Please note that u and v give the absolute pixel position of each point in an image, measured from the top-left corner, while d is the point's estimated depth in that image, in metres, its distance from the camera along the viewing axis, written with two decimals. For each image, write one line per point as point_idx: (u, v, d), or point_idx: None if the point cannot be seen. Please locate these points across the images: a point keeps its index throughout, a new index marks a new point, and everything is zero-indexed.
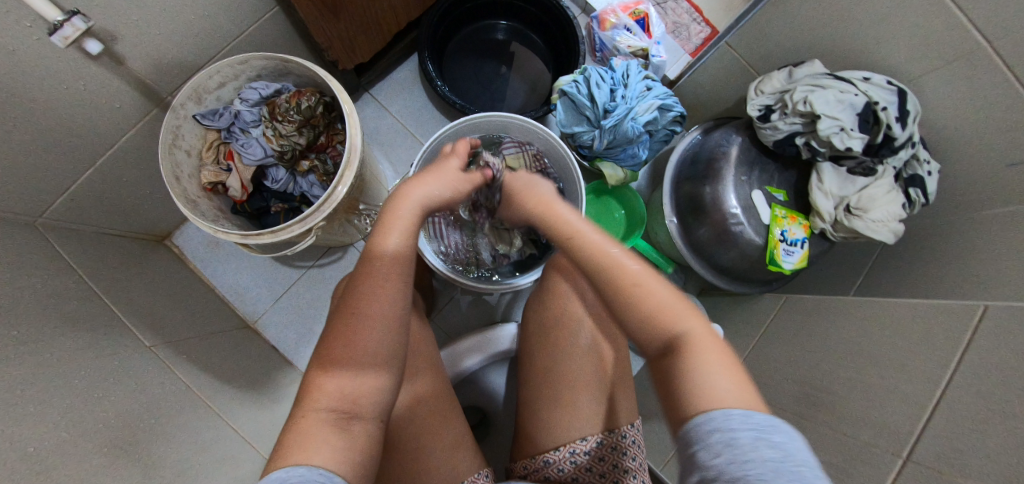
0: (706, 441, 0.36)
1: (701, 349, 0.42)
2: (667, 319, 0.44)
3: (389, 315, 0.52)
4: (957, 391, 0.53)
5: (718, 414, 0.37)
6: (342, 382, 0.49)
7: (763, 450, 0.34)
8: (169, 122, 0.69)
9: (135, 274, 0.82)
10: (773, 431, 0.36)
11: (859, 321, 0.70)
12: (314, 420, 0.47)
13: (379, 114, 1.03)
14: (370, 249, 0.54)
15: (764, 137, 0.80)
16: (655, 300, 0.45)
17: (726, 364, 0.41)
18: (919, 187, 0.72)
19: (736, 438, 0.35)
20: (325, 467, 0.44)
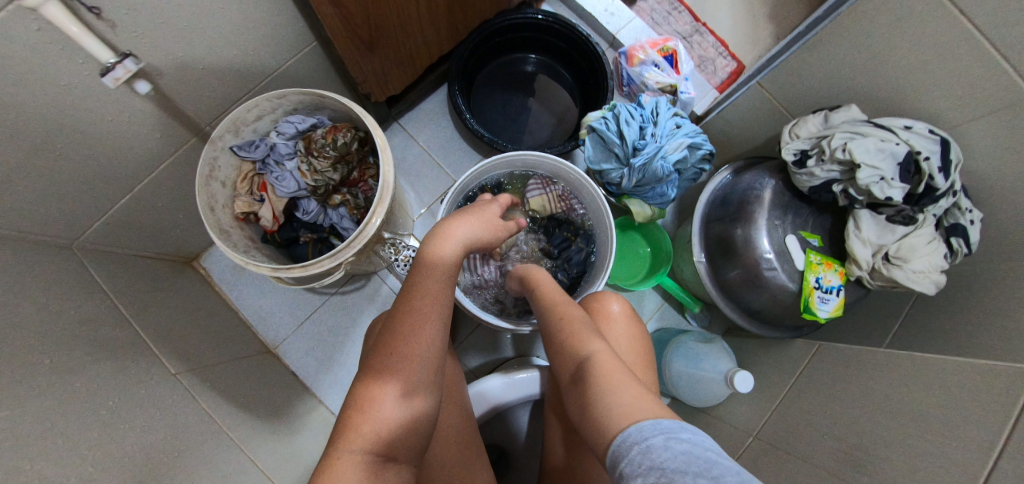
0: (631, 457, 0.43)
1: (609, 373, 0.52)
2: (576, 345, 0.57)
3: (429, 364, 0.51)
4: (1003, 472, 0.49)
5: (634, 428, 0.44)
6: (381, 424, 0.47)
7: (672, 445, 0.41)
8: (207, 154, 0.70)
9: (163, 298, 0.85)
10: (681, 430, 0.43)
11: (895, 379, 0.65)
12: (349, 463, 0.44)
13: (407, 144, 1.05)
14: (423, 257, 0.56)
15: (798, 183, 0.75)
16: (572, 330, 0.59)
17: (623, 378, 0.51)
18: (961, 237, 0.68)
19: (651, 444, 0.42)
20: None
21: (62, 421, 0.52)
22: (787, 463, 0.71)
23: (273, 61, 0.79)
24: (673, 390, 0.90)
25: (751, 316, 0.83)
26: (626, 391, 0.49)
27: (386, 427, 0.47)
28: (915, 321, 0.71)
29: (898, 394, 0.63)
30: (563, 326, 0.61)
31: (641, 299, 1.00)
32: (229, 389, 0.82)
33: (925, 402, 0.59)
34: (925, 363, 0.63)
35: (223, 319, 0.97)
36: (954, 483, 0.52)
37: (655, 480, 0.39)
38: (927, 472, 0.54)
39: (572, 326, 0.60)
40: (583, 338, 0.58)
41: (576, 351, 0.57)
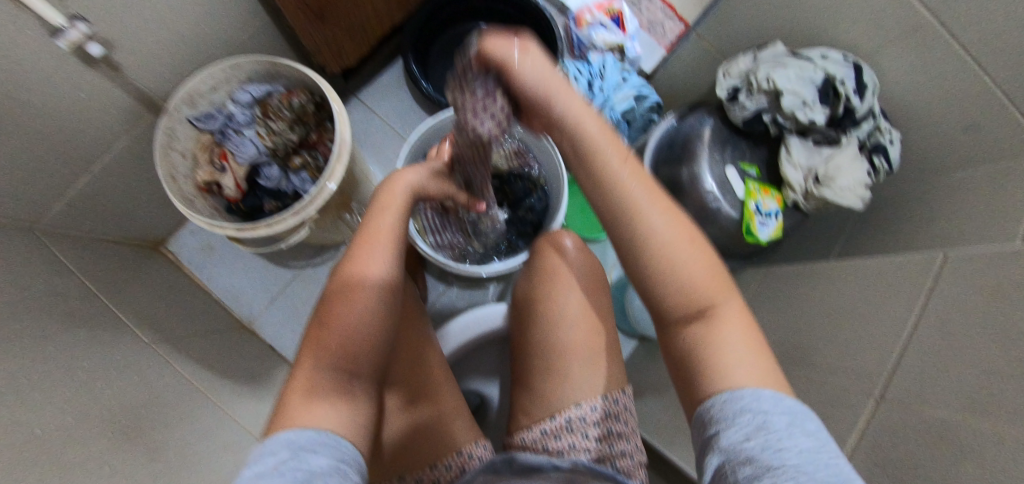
0: (737, 421, 0.38)
1: (727, 324, 0.42)
2: (699, 287, 0.42)
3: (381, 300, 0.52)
4: (915, 341, 0.55)
5: (750, 393, 0.39)
6: (344, 343, 0.49)
7: (797, 438, 0.36)
8: (164, 125, 0.72)
9: (133, 278, 0.86)
10: (806, 420, 0.38)
11: (828, 283, 0.71)
12: (314, 381, 0.46)
13: (367, 116, 1.07)
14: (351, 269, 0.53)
15: (733, 118, 0.80)
16: (701, 269, 0.42)
17: (751, 338, 0.43)
18: (882, 155, 0.73)
19: (770, 423, 0.37)
20: (332, 430, 0.44)
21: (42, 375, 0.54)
22: None
23: (223, 32, 0.80)
24: (637, 326, 0.96)
25: None
26: (753, 357, 0.42)
27: (346, 345, 0.49)
28: (860, 234, 0.79)
29: (834, 297, 0.69)
30: (684, 257, 0.41)
31: (604, 249, 1.05)
32: (208, 360, 0.84)
33: (857, 299, 0.65)
34: (852, 267, 0.69)
35: (196, 298, 0.98)
36: (876, 357, 0.58)
37: (768, 463, 0.35)
38: (856, 355, 0.60)
39: (698, 263, 0.42)
40: (715, 282, 0.43)
41: (700, 296, 0.42)
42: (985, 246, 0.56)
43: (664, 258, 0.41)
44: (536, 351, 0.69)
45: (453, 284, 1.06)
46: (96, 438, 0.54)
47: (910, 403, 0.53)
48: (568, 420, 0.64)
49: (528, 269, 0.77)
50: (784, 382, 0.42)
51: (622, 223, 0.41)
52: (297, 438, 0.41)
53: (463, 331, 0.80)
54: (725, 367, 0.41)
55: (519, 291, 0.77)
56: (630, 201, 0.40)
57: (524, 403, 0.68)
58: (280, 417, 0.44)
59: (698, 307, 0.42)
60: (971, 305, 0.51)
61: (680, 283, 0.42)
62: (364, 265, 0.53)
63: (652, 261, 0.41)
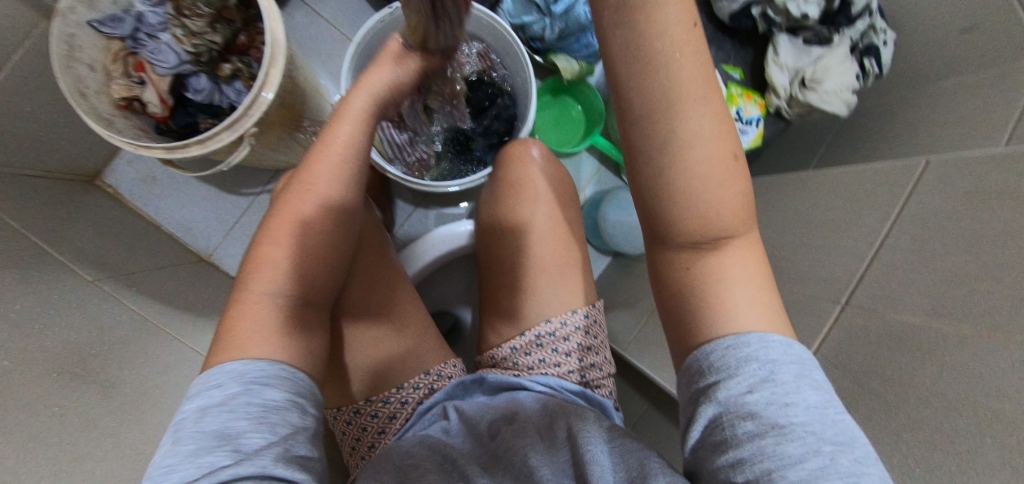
0: (740, 372, 0.38)
1: (739, 261, 0.40)
2: (725, 218, 0.38)
3: (328, 223, 0.49)
4: (890, 251, 0.54)
5: (756, 339, 0.39)
6: (287, 269, 0.46)
7: (804, 392, 0.37)
8: (58, 29, 0.60)
9: (67, 209, 0.78)
10: (812, 371, 0.39)
11: (806, 195, 0.69)
12: (257, 308, 0.44)
13: (310, 19, 0.94)
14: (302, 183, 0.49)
15: (719, 11, 0.74)
16: (732, 194, 0.37)
17: (759, 274, 0.41)
18: (874, 57, 0.66)
19: (777, 375, 0.38)
20: (274, 354, 0.42)
21: None
22: None
23: None
24: (610, 243, 0.94)
25: None
26: (758, 295, 0.41)
27: (292, 269, 0.46)
28: (838, 144, 0.75)
29: (807, 208, 0.67)
30: (715, 179, 0.36)
31: (579, 165, 1.00)
32: (163, 293, 0.79)
33: (829, 209, 0.63)
34: (832, 177, 0.67)
35: (144, 232, 0.91)
36: (849, 268, 0.57)
37: (773, 420, 0.36)
38: (828, 267, 0.60)
39: (727, 189, 0.37)
40: (739, 212, 0.38)
41: (722, 225, 0.38)
42: (971, 151, 0.53)
43: (694, 180, 0.35)
44: (503, 269, 0.69)
45: (422, 204, 1.01)
46: (43, 393, 0.50)
47: (876, 310, 0.53)
48: (537, 336, 0.63)
49: (492, 185, 0.73)
50: (788, 323, 0.42)
51: (654, 130, 0.34)
52: (247, 370, 0.39)
53: (430, 248, 0.77)
54: (732, 305, 0.40)
55: (483, 209, 0.74)
56: (666, 98, 0.33)
57: (494, 322, 0.68)
58: (221, 343, 0.42)
59: (713, 236, 0.38)
60: (951, 212, 0.50)
61: (696, 208, 0.36)
62: (311, 184, 0.49)
63: (676, 185, 0.36)
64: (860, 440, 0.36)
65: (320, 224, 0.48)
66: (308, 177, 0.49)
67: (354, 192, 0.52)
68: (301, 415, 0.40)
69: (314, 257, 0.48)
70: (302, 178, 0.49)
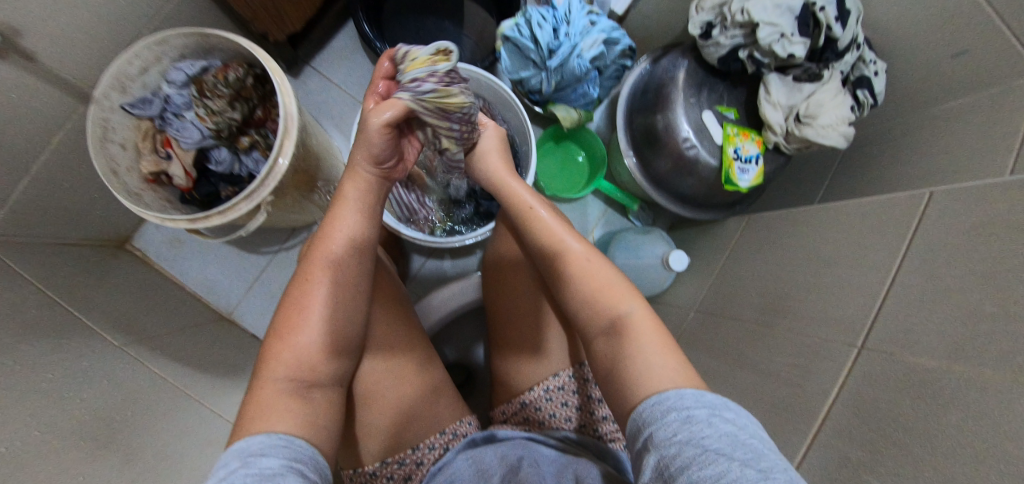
0: (663, 419, 0.37)
1: (634, 330, 0.45)
2: (607, 298, 0.47)
3: (335, 297, 0.48)
4: (901, 288, 0.53)
5: (674, 394, 0.38)
6: (300, 350, 0.46)
7: (718, 425, 0.35)
8: (95, 115, 0.67)
9: (98, 278, 0.82)
10: (725, 409, 0.37)
11: (814, 228, 0.68)
12: (272, 391, 0.44)
13: (324, 87, 1.00)
14: (313, 255, 0.49)
15: (708, 56, 0.74)
16: (598, 280, 0.49)
17: (661, 342, 0.43)
18: (866, 88, 0.68)
19: (693, 415, 0.36)
20: (287, 432, 0.41)
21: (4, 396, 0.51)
22: (721, 325, 0.75)
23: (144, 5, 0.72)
24: None
25: (683, 202, 0.86)
26: (662, 357, 0.42)
27: (302, 348, 0.46)
28: (843, 176, 0.75)
29: (815, 243, 0.67)
30: (583, 272, 0.50)
31: (585, 208, 1.02)
32: (185, 355, 0.82)
33: (838, 244, 0.63)
34: (837, 211, 0.66)
35: (170, 294, 0.94)
36: (860, 304, 0.56)
37: (694, 453, 0.34)
38: (839, 303, 0.58)
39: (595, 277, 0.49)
40: (613, 292, 0.48)
41: (606, 304, 0.47)
42: (972, 183, 0.53)
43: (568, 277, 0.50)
44: (513, 321, 0.68)
45: (432, 255, 1.03)
46: (65, 465, 0.51)
47: (889, 350, 0.51)
48: (546, 389, 0.64)
49: (496, 238, 0.74)
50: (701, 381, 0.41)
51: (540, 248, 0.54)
52: (246, 445, 0.39)
53: (440, 304, 0.78)
54: (636, 366, 0.42)
55: (489, 257, 0.75)
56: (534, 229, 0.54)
57: (506, 377, 0.68)
58: (240, 425, 0.42)
59: (607, 318, 0.46)
60: (961, 246, 0.49)
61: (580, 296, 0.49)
62: (317, 262, 0.48)
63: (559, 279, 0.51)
64: (786, 470, 0.33)
65: (326, 303, 0.47)
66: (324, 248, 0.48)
67: (360, 265, 0.50)
68: (299, 479, 0.38)
69: (323, 333, 0.47)
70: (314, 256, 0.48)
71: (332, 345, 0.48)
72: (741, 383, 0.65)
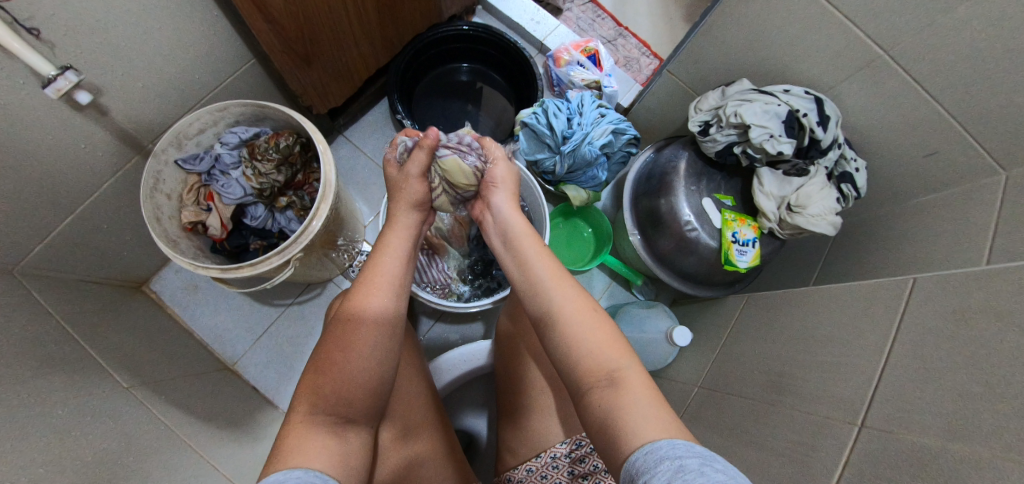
0: (657, 468, 0.39)
1: (629, 385, 0.47)
2: (605, 353, 0.49)
3: (378, 342, 0.52)
4: (898, 363, 0.56)
5: (665, 444, 0.41)
6: (339, 386, 0.49)
7: (709, 473, 0.37)
8: (151, 167, 0.73)
9: (113, 319, 0.83)
10: (715, 460, 0.38)
11: (812, 307, 0.72)
12: (312, 426, 0.47)
13: (352, 155, 1.09)
14: (352, 304, 0.53)
15: (706, 150, 0.83)
16: (598, 335, 0.50)
17: (656, 397, 0.46)
18: (849, 182, 0.76)
19: (685, 464, 0.38)
20: (322, 471, 0.44)
21: (16, 428, 0.52)
22: (725, 402, 0.76)
23: (211, 77, 0.81)
24: None
25: (686, 280, 0.91)
26: (656, 411, 0.44)
27: (339, 388, 0.49)
28: (834, 261, 0.81)
29: (812, 322, 0.70)
30: (585, 326, 0.51)
31: (591, 280, 1.06)
32: (188, 402, 0.81)
33: (834, 325, 0.67)
34: (830, 293, 0.71)
35: (178, 341, 0.94)
36: (860, 381, 0.58)
37: None
38: (840, 381, 0.60)
39: (597, 331, 0.51)
40: (614, 348, 0.49)
41: (604, 359, 0.49)
42: (951, 271, 0.58)
43: (571, 330, 0.51)
44: (520, 388, 0.70)
45: (441, 318, 1.06)
46: None
47: (891, 430, 0.52)
48: (553, 457, 0.65)
49: (509, 304, 0.78)
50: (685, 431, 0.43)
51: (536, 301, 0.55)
52: (285, 479, 0.41)
53: (450, 368, 0.80)
54: (626, 419, 0.44)
55: (501, 327, 0.78)
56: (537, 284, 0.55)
57: (512, 443, 0.69)
58: (277, 458, 0.44)
59: (604, 369, 0.48)
60: (946, 327, 0.53)
61: (582, 348, 0.50)
62: (364, 305, 0.53)
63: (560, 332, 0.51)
64: None
65: (372, 345, 0.52)
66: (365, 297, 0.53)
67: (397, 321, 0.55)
68: None
69: (362, 376, 0.51)
70: (356, 301, 0.53)
71: (364, 388, 0.51)
72: (750, 460, 0.65)
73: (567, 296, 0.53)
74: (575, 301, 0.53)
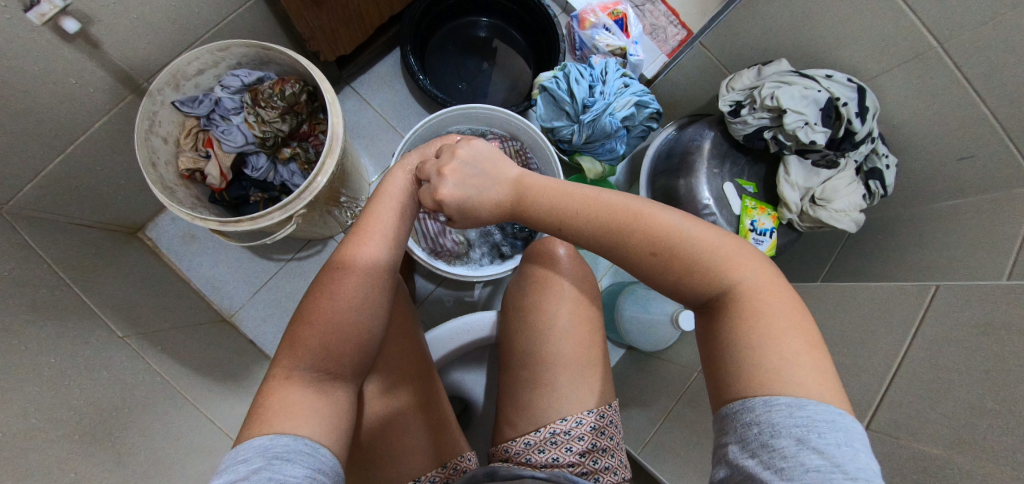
0: (743, 435, 0.37)
1: (747, 302, 0.42)
2: (708, 278, 0.44)
3: (367, 292, 0.50)
4: (909, 371, 0.55)
5: (760, 404, 0.38)
6: (325, 339, 0.46)
7: (805, 456, 0.34)
8: (146, 108, 0.68)
9: (107, 265, 0.80)
10: (822, 430, 0.35)
11: (824, 305, 0.71)
12: (296, 383, 0.44)
13: (360, 108, 1.03)
14: (343, 256, 0.51)
15: (734, 132, 0.79)
16: (695, 256, 0.45)
17: (778, 311, 0.42)
18: (878, 179, 0.73)
19: (777, 439, 0.35)
20: (311, 438, 0.42)
21: (10, 375, 0.50)
22: None
23: (211, 13, 0.75)
24: (627, 337, 0.98)
25: None
26: (782, 333, 0.40)
27: (327, 342, 0.46)
28: (848, 257, 0.80)
29: (823, 321, 0.70)
30: (681, 246, 0.45)
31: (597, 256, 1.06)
32: (183, 353, 0.79)
33: (845, 326, 0.66)
34: (844, 292, 0.70)
35: (174, 290, 0.92)
36: (868, 385, 0.58)
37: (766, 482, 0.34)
38: (848, 384, 0.60)
39: (699, 243, 0.45)
40: (713, 266, 0.44)
41: (704, 283, 0.44)
42: (973, 281, 0.57)
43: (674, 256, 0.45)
44: (526, 360, 0.69)
45: (442, 283, 1.05)
46: (61, 460, 0.49)
47: (897, 436, 0.53)
48: (552, 433, 0.64)
49: (518, 278, 0.75)
50: (821, 356, 0.39)
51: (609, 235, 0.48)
52: (271, 445, 0.39)
53: (451, 338, 0.79)
54: (759, 347, 0.40)
55: (509, 298, 0.76)
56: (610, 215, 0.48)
57: (509, 416, 0.68)
58: (256, 418, 0.42)
59: (706, 296, 0.45)
60: (961, 339, 0.52)
61: (674, 276, 0.46)
62: (354, 253, 0.51)
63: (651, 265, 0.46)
64: None
65: (358, 293, 0.49)
66: (356, 244, 0.51)
67: (388, 278, 0.52)
68: None
69: (350, 333, 0.48)
70: (346, 250, 0.51)
71: (352, 348, 0.48)
72: None
73: (650, 218, 0.47)
74: (652, 225, 0.46)
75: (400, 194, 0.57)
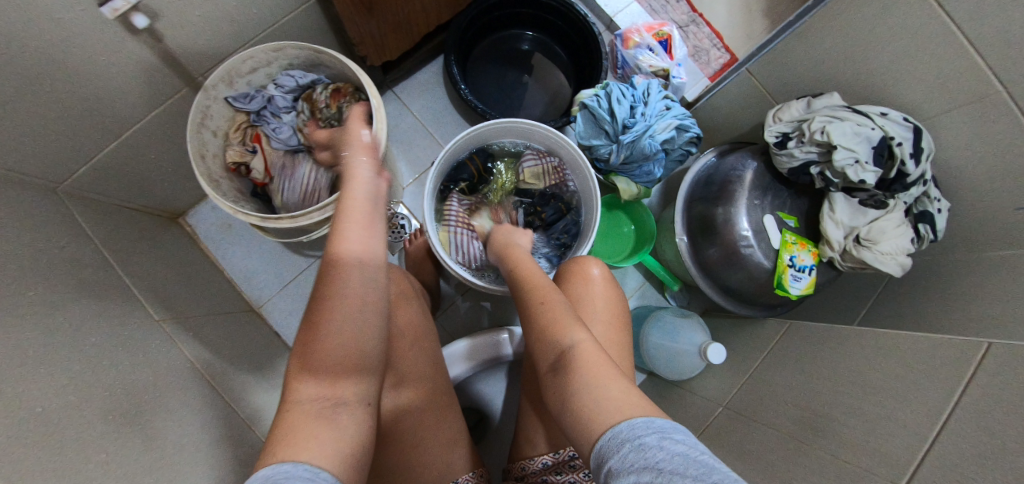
0: (622, 452, 0.38)
1: (586, 356, 0.48)
2: (556, 334, 0.52)
3: (360, 305, 0.47)
4: (955, 430, 0.52)
5: (625, 425, 0.40)
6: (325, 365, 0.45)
7: (668, 446, 0.36)
8: (199, 102, 0.71)
9: (149, 250, 0.83)
10: (674, 431, 0.38)
11: (863, 349, 0.68)
12: (297, 414, 0.43)
13: (400, 113, 1.05)
14: (330, 251, 0.48)
15: (779, 164, 0.78)
16: (551, 318, 0.55)
17: (611, 372, 0.46)
18: (928, 223, 0.70)
19: (644, 441, 0.37)
20: (314, 463, 0.39)
21: (52, 352, 0.52)
22: (753, 431, 0.75)
23: (269, 14, 0.77)
24: (649, 363, 0.96)
25: (729, 295, 0.86)
26: (615, 384, 0.45)
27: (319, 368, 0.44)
28: (889, 300, 0.77)
29: (861, 366, 0.67)
30: (542, 309, 0.56)
31: (624, 276, 1.06)
32: (213, 341, 0.81)
33: (887, 374, 0.63)
34: (885, 338, 0.67)
35: (208, 277, 0.95)
36: (908, 440, 0.56)
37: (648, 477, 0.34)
38: (885, 437, 0.58)
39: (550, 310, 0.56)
40: (557, 325, 0.53)
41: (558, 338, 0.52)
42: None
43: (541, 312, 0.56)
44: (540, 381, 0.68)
45: (465, 292, 1.05)
46: (92, 439, 0.50)
47: None
48: (572, 456, 0.62)
49: None
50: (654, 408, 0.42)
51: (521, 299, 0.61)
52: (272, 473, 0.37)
53: (474, 351, 0.79)
54: (584, 389, 0.45)
55: None
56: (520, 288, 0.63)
57: (529, 433, 0.67)
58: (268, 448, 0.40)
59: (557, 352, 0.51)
60: (1018, 401, 0.49)
61: (538, 328, 0.55)
62: (340, 251, 0.48)
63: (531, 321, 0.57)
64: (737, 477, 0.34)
65: (342, 313, 0.45)
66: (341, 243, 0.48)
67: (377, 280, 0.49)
68: None
69: (341, 357, 0.45)
70: (333, 257, 0.47)
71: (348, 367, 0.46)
72: None
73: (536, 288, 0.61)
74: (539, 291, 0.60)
75: (372, 194, 0.53)
